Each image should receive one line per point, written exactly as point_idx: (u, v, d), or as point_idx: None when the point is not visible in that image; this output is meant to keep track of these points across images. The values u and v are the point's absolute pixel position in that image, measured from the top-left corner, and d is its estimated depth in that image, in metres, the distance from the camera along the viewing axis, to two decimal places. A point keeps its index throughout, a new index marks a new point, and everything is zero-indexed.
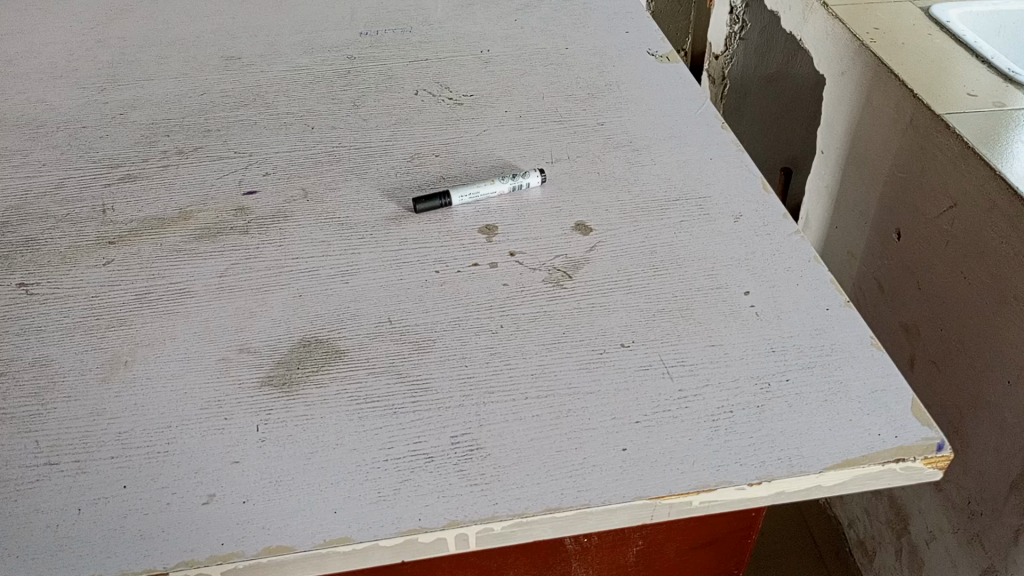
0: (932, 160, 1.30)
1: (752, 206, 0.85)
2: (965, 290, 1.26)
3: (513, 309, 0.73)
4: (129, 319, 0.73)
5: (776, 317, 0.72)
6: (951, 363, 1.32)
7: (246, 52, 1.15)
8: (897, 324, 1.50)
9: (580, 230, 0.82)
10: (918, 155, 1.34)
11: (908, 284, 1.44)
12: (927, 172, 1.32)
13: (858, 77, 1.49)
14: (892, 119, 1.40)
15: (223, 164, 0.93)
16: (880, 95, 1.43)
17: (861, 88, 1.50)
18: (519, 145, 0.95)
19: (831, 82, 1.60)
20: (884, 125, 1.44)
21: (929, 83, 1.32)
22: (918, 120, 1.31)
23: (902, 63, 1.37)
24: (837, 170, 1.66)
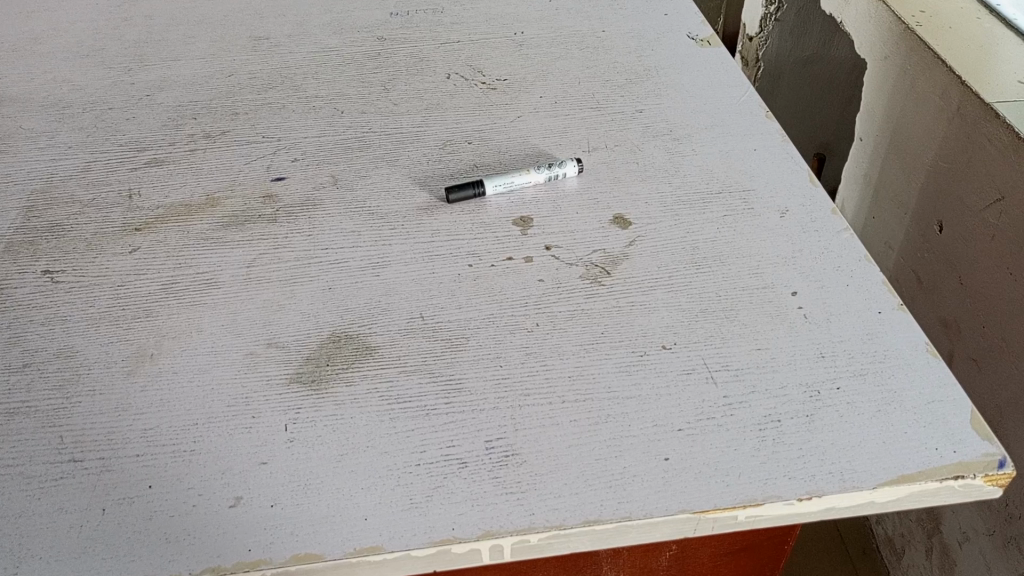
0: (980, 149, 1.26)
1: (799, 200, 0.81)
2: (1010, 287, 1.22)
3: (549, 306, 0.71)
4: (154, 309, 0.72)
5: (825, 320, 0.69)
6: (994, 360, 1.28)
7: (274, 32, 1.12)
8: (936, 319, 1.46)
9: (618, 223, 0.79)
10: (965, 145, 1.30)
11: (949, 277, 1.40)
12: (974, 163, 1.28)
13: (902, 62, 1.44)
14: (937, 107, 1.36)
15: (251, 150, 0.91)
16: (924, 81, 1.38)
17: (904, 73, 1.45)
18: (554, 133, 0.92)
19: (873, 66, 1.55)
20: (928, 112, 1.39)
21: (978, 70, 1.28)
22: (965, 108, 1.27)
23: (948, 49, 1.33)
24: (876, 158, 1.61)
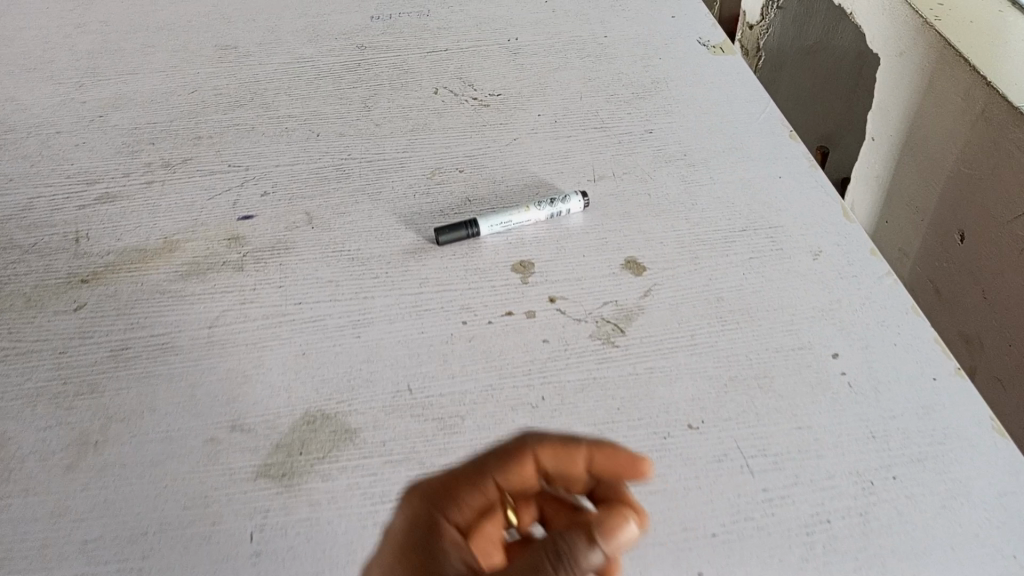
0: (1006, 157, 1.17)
1: (834, 238, 0.72)
2: None
3: (555, 375, 0.62)
4: (100, 382, 0.62)
5: (873, 391, 0.60)
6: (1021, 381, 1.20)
7: (243, 40, 1.02)
8: (957, 332, 1.37)
9: (631, 269, 0.70)
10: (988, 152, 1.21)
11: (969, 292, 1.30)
12: (999, 172, 1.19)
13: (919, 60, 1.35)
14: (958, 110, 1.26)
15: (215, 181, 0.81)
16: (944, 81, 1.29)
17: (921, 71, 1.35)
18: (555, 158, 0.82)
19: (889, 63, 1.44)
20: (948, 115, 1.30)
21: (1003, 67, 1.18)
22: (991, 111, 1.18)
23: (970, 45, 1.24)
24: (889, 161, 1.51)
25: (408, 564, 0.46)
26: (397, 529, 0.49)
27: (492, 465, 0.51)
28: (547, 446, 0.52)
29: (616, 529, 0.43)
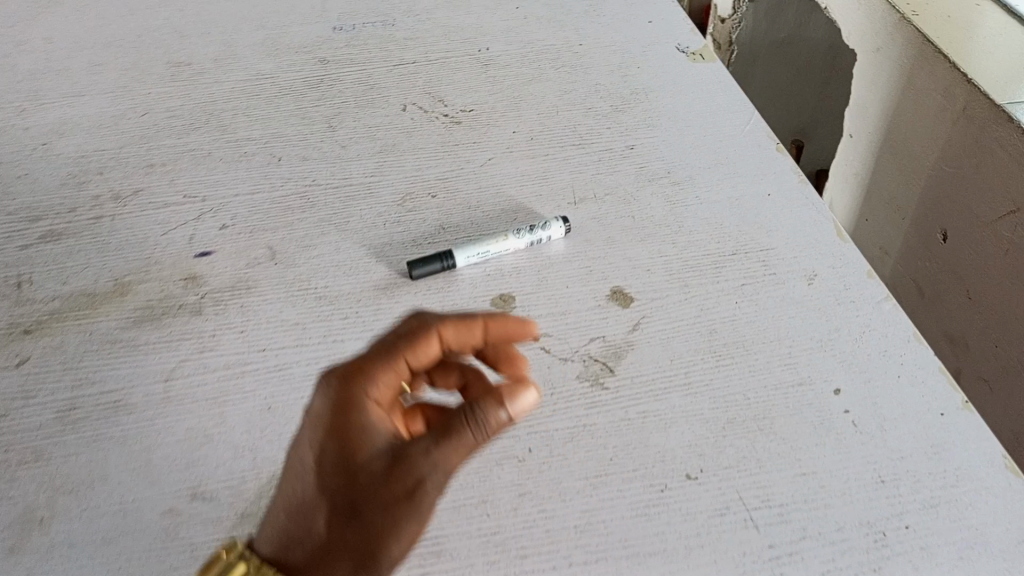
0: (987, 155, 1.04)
1: (828, 260, 0.69)
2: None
3: (542, 423, 0.58)
4: (47, 450, 0.57)
5: (879, 429, 0.56)
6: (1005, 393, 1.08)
7: (196, 55, 0.96)
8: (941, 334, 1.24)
9: (618, 300, 0.66)
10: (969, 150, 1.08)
11: (953, 296, 1.18)
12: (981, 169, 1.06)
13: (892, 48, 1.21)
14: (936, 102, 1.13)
15: (170, 214, 0.75)
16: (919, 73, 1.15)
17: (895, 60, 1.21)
18: (532, 179, 0.78)
19: (863, 54, 1.30)
20: (925, 108, 1.16)
21: (985, 64, 1.06)
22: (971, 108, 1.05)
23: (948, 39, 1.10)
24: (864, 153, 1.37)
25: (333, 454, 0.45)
26: (314, 416, 0.47)
27: (398, 340, 0.48)
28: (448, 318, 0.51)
29: (519, 393, 0.43)
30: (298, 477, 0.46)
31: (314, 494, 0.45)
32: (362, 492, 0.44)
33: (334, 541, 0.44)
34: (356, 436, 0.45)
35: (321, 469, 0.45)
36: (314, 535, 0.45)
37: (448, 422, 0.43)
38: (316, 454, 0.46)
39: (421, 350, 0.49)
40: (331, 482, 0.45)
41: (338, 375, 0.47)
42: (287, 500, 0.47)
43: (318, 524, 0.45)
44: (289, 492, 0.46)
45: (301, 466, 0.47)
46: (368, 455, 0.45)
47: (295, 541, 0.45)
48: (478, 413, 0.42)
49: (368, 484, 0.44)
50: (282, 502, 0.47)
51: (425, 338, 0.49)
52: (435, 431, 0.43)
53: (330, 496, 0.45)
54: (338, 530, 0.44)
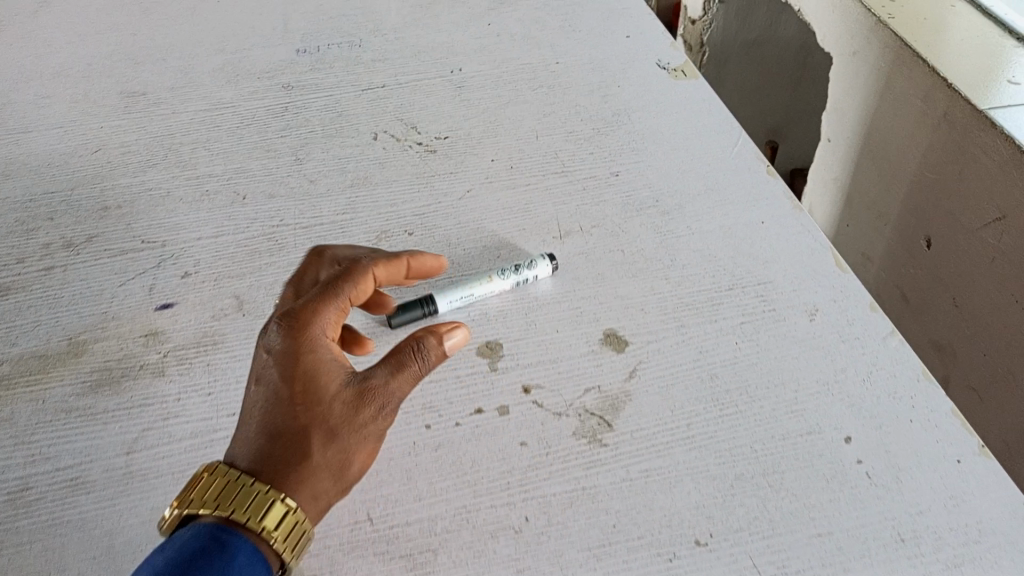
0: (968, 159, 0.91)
1: (829, 293, 0.65)
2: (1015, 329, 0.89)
3: (539, 487, 0.54)
4: None
5: (894, 481, 0.53)
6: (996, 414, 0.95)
7: (152, 84, 0.90)
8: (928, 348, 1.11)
9: (611, 344, 0.62)
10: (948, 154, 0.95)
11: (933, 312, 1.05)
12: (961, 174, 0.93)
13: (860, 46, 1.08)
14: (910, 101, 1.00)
15: (127, 262, 0.70)
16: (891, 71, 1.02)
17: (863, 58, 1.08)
18: (514, 213, 0.74)
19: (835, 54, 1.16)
20: (897, 107, 1.03)
21: (965, 66, 0.94)
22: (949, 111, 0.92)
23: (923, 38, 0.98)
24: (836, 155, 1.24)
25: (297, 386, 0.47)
26: (275, 348, 0.49)
27: (343, 282, 0.54)
28: (380, 262, 0.59)
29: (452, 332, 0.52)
30: (265, 404, 0.47)
31: (286, 418, 0.46)
32: (335, 412, 0.47)
33: (309, 460, 0.46)
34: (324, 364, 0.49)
35: (293, 392, 0.47)
36: (289, 455, 0.45)
37: (401, 352, 0.50)
38: (284, 380, 0.47)
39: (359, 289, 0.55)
40: (303, 404, 0.47)
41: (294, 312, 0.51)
42: (251, 426, 0.47)
43: (293, 445, 0.46)
44: (253, 419, 0.47)
45: (264, 393, 0.48)
46: (337, 382, 0.48)
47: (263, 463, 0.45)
48: (428, 341, 0.50)
49: (341, 407, 0.47)
50: (242, 430, 0.47)
51: (364, 278, 0.56)
52: (393, 358, 0.49)
53: (304, 417, 0.46)
54: (315, 449, 0.46)
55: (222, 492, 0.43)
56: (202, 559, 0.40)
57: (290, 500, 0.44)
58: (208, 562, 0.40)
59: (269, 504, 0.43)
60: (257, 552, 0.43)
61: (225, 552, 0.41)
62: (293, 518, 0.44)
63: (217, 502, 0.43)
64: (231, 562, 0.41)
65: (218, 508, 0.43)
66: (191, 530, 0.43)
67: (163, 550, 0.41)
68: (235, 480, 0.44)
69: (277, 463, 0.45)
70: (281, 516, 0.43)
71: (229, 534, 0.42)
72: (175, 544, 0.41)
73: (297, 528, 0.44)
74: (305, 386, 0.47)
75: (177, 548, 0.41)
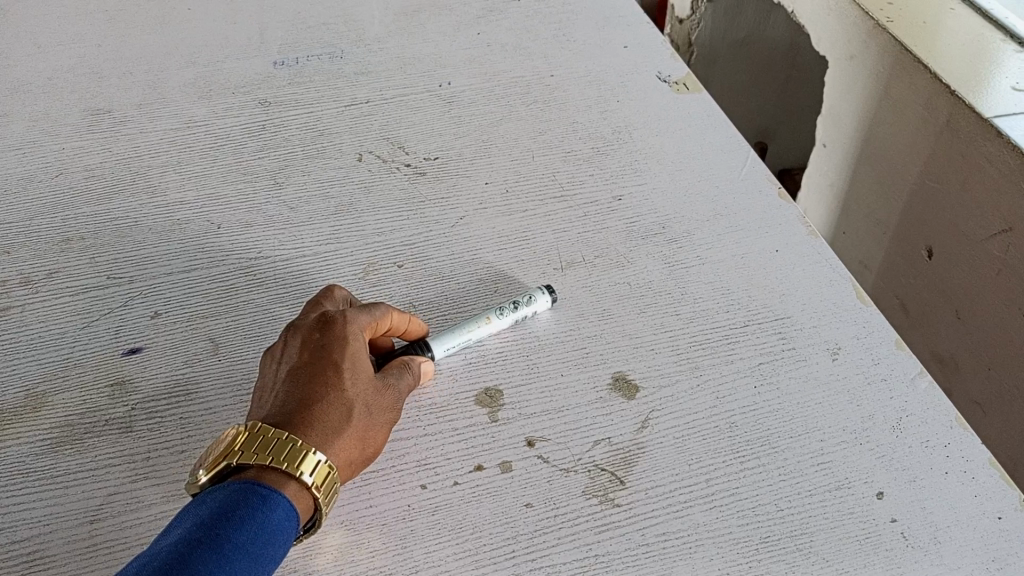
0: (972, 168, 0.84)
1: (849, 330, 0.61)
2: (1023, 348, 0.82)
3: (547, 555, 0.49)
4: None
5: (932, 541, 0.49)
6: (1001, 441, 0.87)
7: (118, 101, 0.84)
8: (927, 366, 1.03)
9: (621, 390, 0.58)
10: (948, 164, 0.88)
11: (932, 330, 0.96)
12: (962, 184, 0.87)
13: (854, 50, 1.01)
14: (909, 108, 0.93)
15: (93, 301, 0.65)
16: (888, 76, 0.95)
17: (858, 63, 1.01)
18: (512, 241, 0.69)
19: (831, 60, 1.08)
20: (893, 115, 0.96)
21: (969, 72, 0.87)
22: (954, 119, 0.85)
23: (921, 43, 0.91)
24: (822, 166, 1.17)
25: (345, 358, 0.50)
26: (320, 331, 0.51)
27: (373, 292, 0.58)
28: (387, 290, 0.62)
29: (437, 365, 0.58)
30: (313, 370, 0.48)
31: (333, 386, 0.48)
32: (369, 392, 0.50)
33: (351, 425, 0.47)
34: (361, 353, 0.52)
35: (343, 362, 0.49)
36: (336, 419, 0.47)
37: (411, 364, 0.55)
38: (332, 354, 0.49)
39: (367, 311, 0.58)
40: (350, 375, 0.49)
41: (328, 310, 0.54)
42: (290, 392, 0.48)
43: (341, 410, 0.47)
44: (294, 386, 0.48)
45: (309, 363, 0.49)
46: (370, 371, 0.51)
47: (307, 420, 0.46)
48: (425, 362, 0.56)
49: (374, 391, 0.50)
50: (278, 396, 0.48)
51: None
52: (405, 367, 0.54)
53: (352, 389, 0.48)
54: (356, 420, 0.48)
55: (268, 443, 0.44)
56: (245, 510, 0.41)
57: (329, 461, 0.45)
58: (250, 515, 0.41)
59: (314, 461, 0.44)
60: (294, 508, 0.43)
61: (266, 505, 0.42)
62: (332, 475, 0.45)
63: (264, 452, 0.43)
64: (271, 516, 0.42)
65: (262, 462, 0.43)
66: (232, 480, 0.43)
67: (204, 502, 0.42)
68: (282, 433, 0.44)
69: (326, 424, 0.46)
70: (323, 473, 0.44)
71: (270, 490, 0.43)
72: (218, 495, 0.42)
73: (333, 487, 0.45)
74: (351, 363, 0.50)
75: (218, 500, 0.42)
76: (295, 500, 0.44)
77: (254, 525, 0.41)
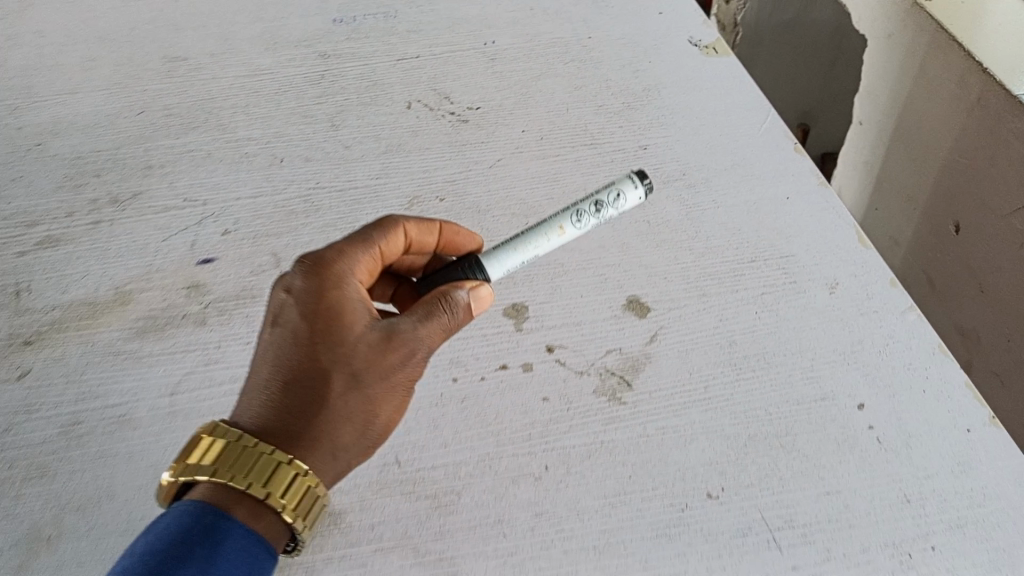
0: (1005, 144, 0.86)
1: (849, 268, 0.67)
2: None
3: (558, 439, 0.56)
4: (50, 466, 0.57)
5: (904, 446, 0.55)
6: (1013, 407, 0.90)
7: (194, 50, 0.93)
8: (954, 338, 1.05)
9: (633, 310, 0.64)
10: (982, 140, 0.90)
11: (963, 303, 0.99)
12: (994, 160, 0.88)
13: (896, 28, 1.03)
14: (945, 85, 0.95)
15: (171, 219, 0.73)
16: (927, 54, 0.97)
17: (898, 41, 1.03)
18: (543, 182, 0.76)
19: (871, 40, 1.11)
20: (931, 93, 0.98)
21: (1004, 50, 0.88)
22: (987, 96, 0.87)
23: (959, 22, 0.93)
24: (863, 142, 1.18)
25: (321, 328, 0.47)
26: (296, 288, 0.49)
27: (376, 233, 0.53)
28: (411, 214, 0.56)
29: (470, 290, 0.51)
30: (286, 346, 0.46)
31: (304, 359, 0.46)
32: (357, 359, 0.47)
33: (330, 402, 0.45)
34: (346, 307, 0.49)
35: (319, 332, 0.47)
36: (311, 399, 0.45)
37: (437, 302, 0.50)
38: (305, 320, 0.47)
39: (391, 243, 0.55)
40: (328, 345, 0.46)
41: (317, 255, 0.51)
42: (268, 372, 0.46)
43: (317, 387, 0.45)
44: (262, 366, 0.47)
45: (285, 336, 0.47)
46: (361, 328, 0.48)
47: (281, 407, 0.45)
48: (462, 292, 0.50)
49: (366, 348, 0.47)
50: (258, 376, 0.47)
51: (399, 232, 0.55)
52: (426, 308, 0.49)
53: (326, 357, 0.46)
54: (334, 392, 0.46)
55: (220, 459, 0.42)
56: (185, 546, 0.39)
57: (296, 461, 0.43)
58: (196, 546, 0.39)
59: (269, 473, 0.42)
60: (247, 533, 0.41)
61: (212, 536, 0.40)
62: (300, 484, 0.43)
63: (216, 472, 0.42)
64: (222, 543, 0.40)
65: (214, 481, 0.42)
66: (179, 508, 0.41)
67: (146, 534, 0.40)
68: (235, 445, 0.43)
69: (294, 406, 0.45)
70: (281, 485, 0.42)
71: (219, 518, 0.41)
72: (160, 526, 0.40)
73: (299, 496, 0.43)
74: (327, 327, 0.47)
75: (161, 529, 0.40)
76: (251, 522, 0.42)
77: (194, 563, 0.38)
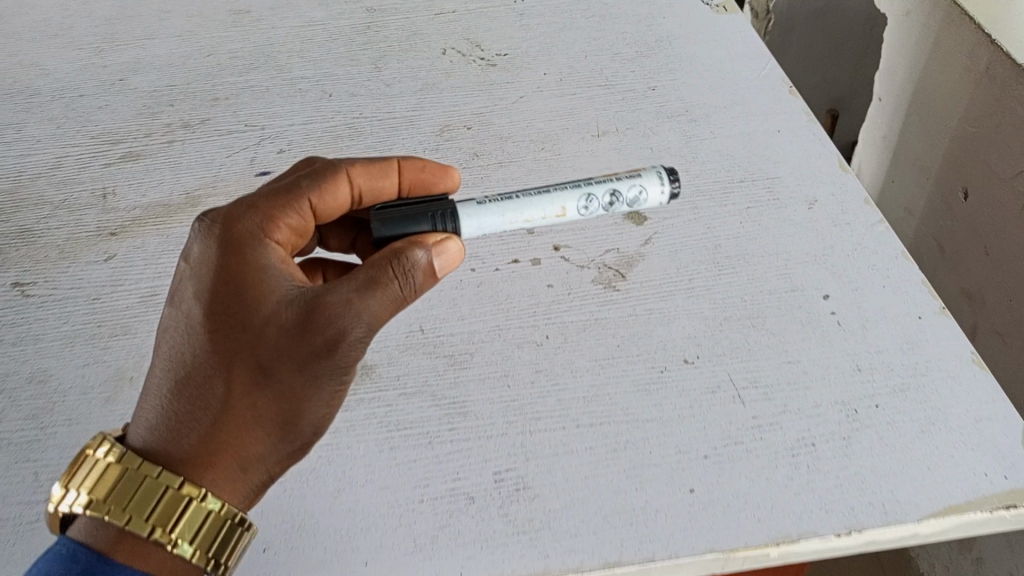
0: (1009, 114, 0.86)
1: (828, 190, 0.75)
2: None
3: (559, 315, 0.65)
4: (131, 325, 0.68)
5: (861, 328, 0.63)
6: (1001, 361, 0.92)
7: (255, 4, 1.04)
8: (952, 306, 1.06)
9: (632, 218, 0.73)
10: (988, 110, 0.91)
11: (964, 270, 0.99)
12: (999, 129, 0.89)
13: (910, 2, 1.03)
14: (955, 58, 0.95)
15: (234, 140, 0.84)
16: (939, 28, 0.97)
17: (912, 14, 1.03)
18: (560, 115, 0.85)
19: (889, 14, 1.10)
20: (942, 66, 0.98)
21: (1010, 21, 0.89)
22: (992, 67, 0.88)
23: None
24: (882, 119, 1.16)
25: (222, 317, 0.49)
26: (201, 267, 0.51)
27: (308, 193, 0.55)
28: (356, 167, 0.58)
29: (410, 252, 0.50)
30: (192, 338, 0.50)
31: (205, 352, 0.49)
32: (262, 347, 0.48)
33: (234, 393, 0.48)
34: (258, 282, 0.50)
35: (223, 321, 0.49)
36: (215, 394, 0.48)
37: (385, 270, 0.49)
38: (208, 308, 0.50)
39: (331, 194, 0.56)
40: (230, 335, 0.49)
41: (231, 219, 0.52)
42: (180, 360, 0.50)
43: (218, 381, 0.48)
44: (171, 350, 0.50)
45: (191, 323, 0.50)
46: (269, 309, 0.49)
47: (188, 398, 0.49)
48: (423, 252, 0.49)
49: (274, 332, 0.48)
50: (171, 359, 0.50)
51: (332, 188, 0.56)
52: (369, 277, 0.48)
53: (228, 348, 0.49)
54: (236, 381, 0.48)
55: (103, 491, 0.47)
56: None
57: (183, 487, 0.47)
58: None
59: (146, 512, 0.46)
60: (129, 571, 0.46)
61: None
62: (184, 516, 0.47)
63: (96, 510, 0.47)
64: None
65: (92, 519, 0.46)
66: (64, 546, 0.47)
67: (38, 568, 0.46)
68: (114, 481, 0.47)
69: (198, 401, 0.48)
70: (160, 520, 0.46)
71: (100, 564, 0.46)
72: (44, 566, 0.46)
73: (182, 524, 0.47)
74: (229, 316, 0.49)
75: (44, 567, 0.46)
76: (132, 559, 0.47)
77: None
